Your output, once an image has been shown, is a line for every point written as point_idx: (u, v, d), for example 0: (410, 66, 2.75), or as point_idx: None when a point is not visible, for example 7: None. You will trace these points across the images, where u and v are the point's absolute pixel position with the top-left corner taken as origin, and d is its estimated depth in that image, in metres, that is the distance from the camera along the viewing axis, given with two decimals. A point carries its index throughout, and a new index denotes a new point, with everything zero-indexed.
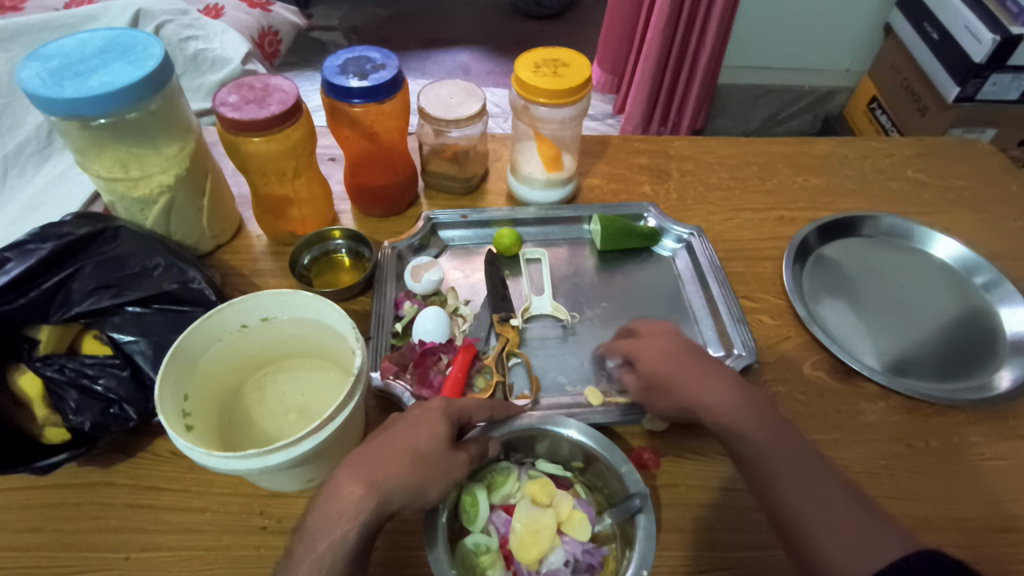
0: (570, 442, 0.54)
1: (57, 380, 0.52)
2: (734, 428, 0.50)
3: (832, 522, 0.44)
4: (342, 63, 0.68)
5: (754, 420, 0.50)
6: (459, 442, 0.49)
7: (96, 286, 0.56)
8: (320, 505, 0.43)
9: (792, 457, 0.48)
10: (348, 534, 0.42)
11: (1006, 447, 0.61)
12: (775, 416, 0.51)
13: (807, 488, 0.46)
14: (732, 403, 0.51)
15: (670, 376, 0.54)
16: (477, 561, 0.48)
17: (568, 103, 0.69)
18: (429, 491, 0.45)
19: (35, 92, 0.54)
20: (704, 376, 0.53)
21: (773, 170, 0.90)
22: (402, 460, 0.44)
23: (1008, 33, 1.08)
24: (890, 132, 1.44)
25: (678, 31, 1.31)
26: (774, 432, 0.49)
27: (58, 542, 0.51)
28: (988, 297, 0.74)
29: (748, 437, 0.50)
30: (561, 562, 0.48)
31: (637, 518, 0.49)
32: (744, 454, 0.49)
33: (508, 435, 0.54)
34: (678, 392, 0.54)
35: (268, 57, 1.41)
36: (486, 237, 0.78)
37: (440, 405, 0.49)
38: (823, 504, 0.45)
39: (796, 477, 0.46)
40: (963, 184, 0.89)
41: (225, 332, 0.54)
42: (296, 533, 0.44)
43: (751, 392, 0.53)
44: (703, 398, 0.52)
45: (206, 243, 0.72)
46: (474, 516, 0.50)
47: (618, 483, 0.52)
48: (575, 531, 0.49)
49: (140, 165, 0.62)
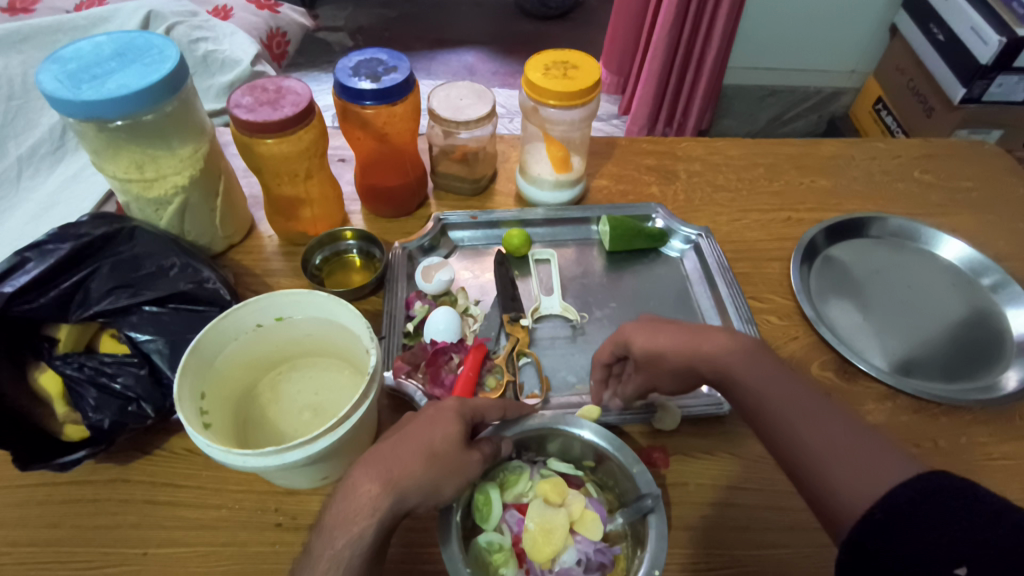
0: (581, 442, 0.54)
1: (77, 378, 0.52)
2: (730, 372, 0.51)
3: (832, 449, 0.43)
4: (354, 64, 0.68)
5: (750, 361, 0.50)
6: (472, 441, 0.50)
7: (114, 286, 0.56)
8: (337, 503, 0.44)
9: (790, 393, 0.47)
10: (366, 531, 0.42)
11: (1013, 448, 0.61)
12: (771, 357, 0.51)
13: (806, 420, 0.45)
14: (728, 349, 0.51)
15: (661, 345, 0.54)
16: (491, 558, 0.49)
17: (578, 104, 0.69)
18: (443, 489, 0.46)
19: (53, 95, 0.55)
20: (695, 333, 0.53)
21: (780, 171, 0.90)
22: (416, 457, 0.45)
23: (1014, 34, 1.08)
24: (895, 133, 1.45)
25: (684, 32, 1.32)
26: (769, 371, 0.49)
27: (77, 538, 0.52)
28: (994, 298, 0.75)
29: (744, 378, 0.50)
30: (574, 561, 0.49)
31: (648, 518, 0.49)
32: (744, 397, 0.50)
33: (520, 435, 0.54)
34: (674, 357, 0.53)
35: (276, 58, 1.42)
36: (495, 237, 0.78)
37: (453, 405, 0.49)
38: (823, 432, 0.44)
39: (793, 411, 0.46)
40: (970, 186, 0.89)
41: (241, 332, 0.55)
42: (313, 530, 0.45)
43: (744, 337, 0.52)
44: (699, 351, 0.52)
45: (218, 243, 0.73)
46: (487, 514, 0.50)
47: (629, 483, 0.52)
48: (588, 530, 0.50)
49: (155, 166, 0.63)
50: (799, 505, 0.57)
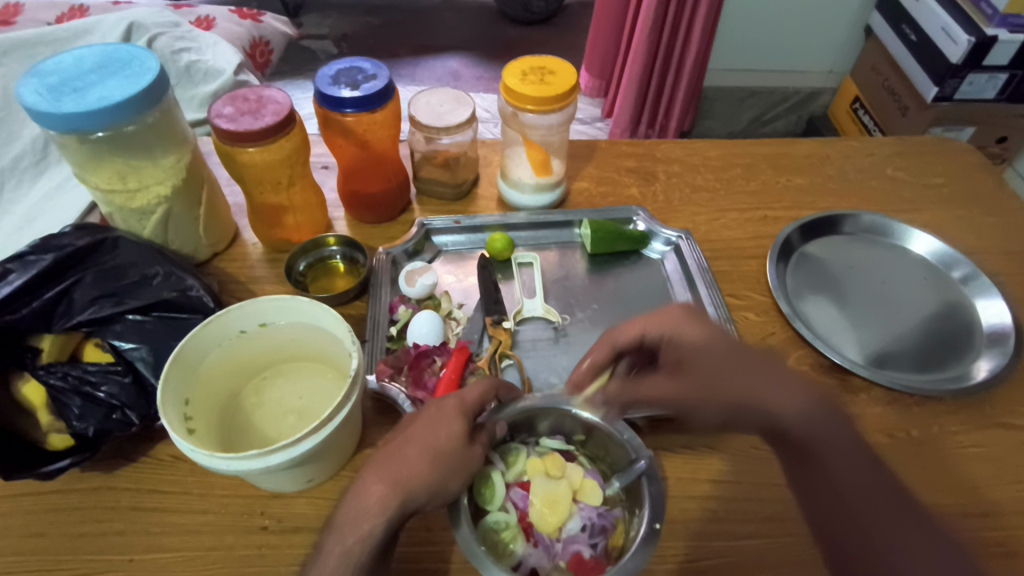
0: (573, 418, 0.56)
1: (61, 387, 0.53)
2: (805, 436, 0.48)
3: (896, 555, 0.43)
4: (334, 73, 0.70)
5: (822, 428, 0.48)
6: (471, 432, 0.50)
7: (97, 296, 0.57)
8: (348, 502, 0.45)
9: (858, 475, 0.46)
10: (375, 529, 0.43)
11: (983, 435, 0.63)
12: (848, 431, 0.49)
13: (865, 505, 0.45)
14: (802, 411, 0.49)
15: (716, 370, 0.52)
16: (499, 537, 0.50)
17: (554, 109, 0.71)
18: (450, 485, 0.47)
19: (33, 108, 0.56)
20: (767, 375, 0.51)
21: (757, 171, 0.92)
22: (423, 459, 0.46)
23: (983, 34, 1.12)
24: (872, 132, 1.47)
25: (664, 35, 1.34)
26: (854, 455, 0.47)
27: (62, 546, 0.52)
28: (966, 290, 0.77)
29: (825, 452, 0.48)
30: (579, 528, 0.51)
31: (644, 479, 0.52)
32: (807, 463, 0.48)
33: (512, 417, 0.55)
34: (730, 389, 0.51)
35: (260, 67, 1.42)
36: (479, 241, 0.79)
37: (455, 402, 0.49)
38: (899, 534, 0.44)
39: (864, 505, 0.45)
40: (941, 182, 0.92)
41: (224, 338, 0.56)
42: (324, 527, 0.46)
43: (822, 399, 0.50)
44: (770, 403, 0.50)
45: (203, 252, 0.74)
46: (491, 495, 0.52)
47: (620, 450, 0.55)
48: (588, 497, 0.53)
49: (138, 176, 0.64)
50: (778, 496, 0.58)
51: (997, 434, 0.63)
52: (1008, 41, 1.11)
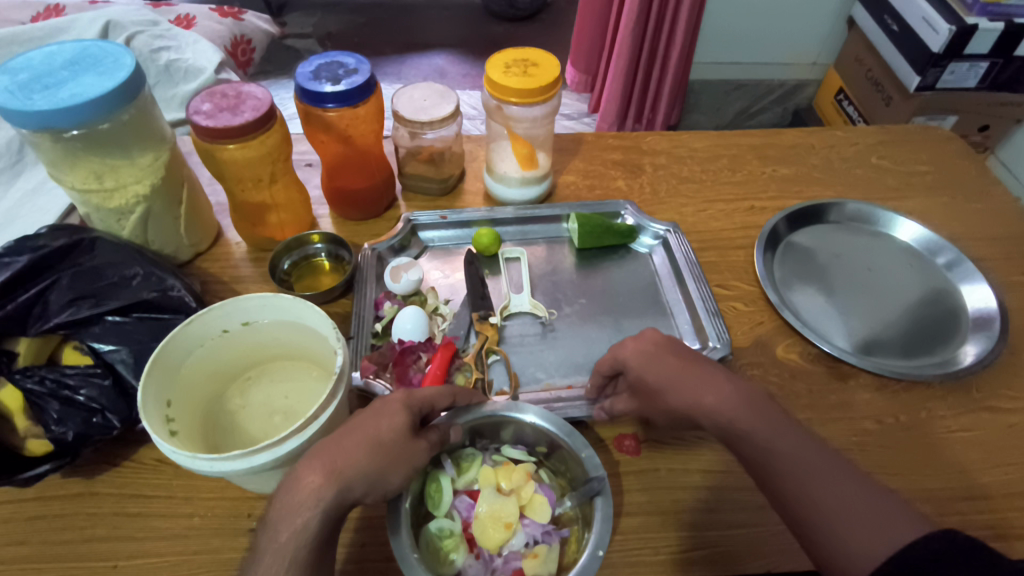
0: (532, 428, 0.55)
1: (38, 391, 0.51)
2: (734, 426, 0.50)
3: (842, 518, 0.44)
4: (314, 68, 0.68)
5: (751, 412, 0.50)
6: (420, 430, 0.50)
7: (74, 298, 0.56)
8: (281, 496, 0.44)
9: (798, 449, 0.48)
10: (309, 522, 0.43)
11: (971, 419, 0.64)
12: (774, 411, 0.50)
13: (813, 475, 0.46)
14: (726, 402, 0.51)
15: (658, 382, 0.54)
16: (441, 544, 0.50)
17: (538, 101, 0.70)
18: (390, 478, 0.46)
19: (3, 106, 0.54)
20: (697, 376, 0.52)
21: (743, 161, 0.92)
22: (359, 447, 0.45)
23: (963, 23, 1.13)
24: (856, 122, 1.49)
25: (647, 28, 1.34)
26: (775, 426, 0.49)
27: (44, 554, 0.51)
28: (951, 277, 0.77)
29: (755, 440, 0.49)
30: (522, 545, 0.50)
31: (596, 500, 0.50)
32: (747, 452, 0.49)
33: (471, 422, 0.55)
34: (672, 397, 0.53)
35: (242, 65, 1.41)
36: (466, 236, 0.79)
37: (401, 396, 0.49)
38: (838, 493, 0.45)
39: (802, 471, 0.46)
40: (925, 170, 0.92)
41: (206, 338, 0.55)
42: (260, 525, 0.45)
43: (746, 387, 0.52)
44: (699, 403, 0.51)
45: (184, 252, 0.72)
46: (438, 501, 0.52)
47: (579, 468, 0.53)
48: (536, 514, 0.51)
49: (114, 175, 0.62)
50: None
51: (984, 417, 0.64)
52: (988, 30, 1.12)
